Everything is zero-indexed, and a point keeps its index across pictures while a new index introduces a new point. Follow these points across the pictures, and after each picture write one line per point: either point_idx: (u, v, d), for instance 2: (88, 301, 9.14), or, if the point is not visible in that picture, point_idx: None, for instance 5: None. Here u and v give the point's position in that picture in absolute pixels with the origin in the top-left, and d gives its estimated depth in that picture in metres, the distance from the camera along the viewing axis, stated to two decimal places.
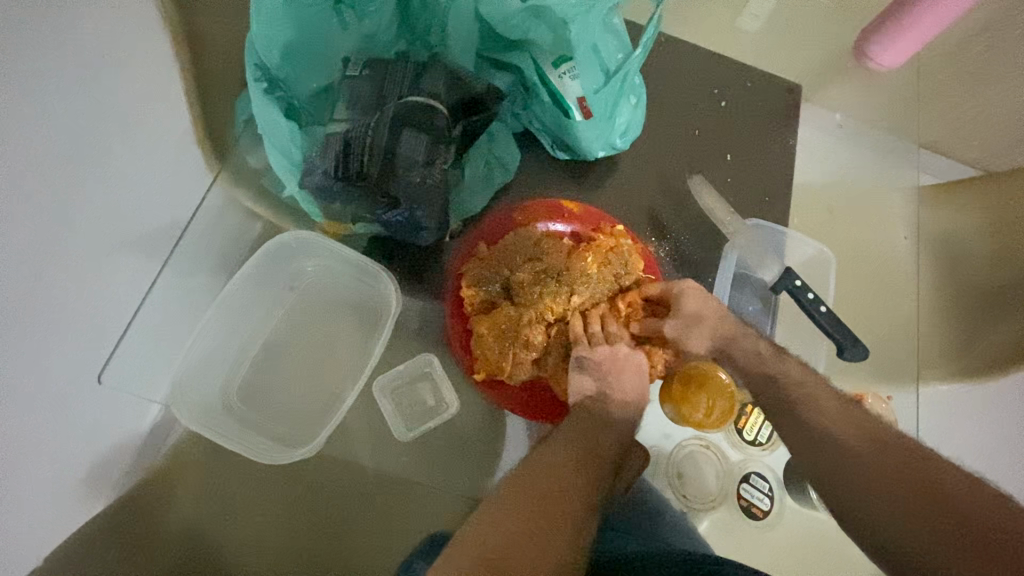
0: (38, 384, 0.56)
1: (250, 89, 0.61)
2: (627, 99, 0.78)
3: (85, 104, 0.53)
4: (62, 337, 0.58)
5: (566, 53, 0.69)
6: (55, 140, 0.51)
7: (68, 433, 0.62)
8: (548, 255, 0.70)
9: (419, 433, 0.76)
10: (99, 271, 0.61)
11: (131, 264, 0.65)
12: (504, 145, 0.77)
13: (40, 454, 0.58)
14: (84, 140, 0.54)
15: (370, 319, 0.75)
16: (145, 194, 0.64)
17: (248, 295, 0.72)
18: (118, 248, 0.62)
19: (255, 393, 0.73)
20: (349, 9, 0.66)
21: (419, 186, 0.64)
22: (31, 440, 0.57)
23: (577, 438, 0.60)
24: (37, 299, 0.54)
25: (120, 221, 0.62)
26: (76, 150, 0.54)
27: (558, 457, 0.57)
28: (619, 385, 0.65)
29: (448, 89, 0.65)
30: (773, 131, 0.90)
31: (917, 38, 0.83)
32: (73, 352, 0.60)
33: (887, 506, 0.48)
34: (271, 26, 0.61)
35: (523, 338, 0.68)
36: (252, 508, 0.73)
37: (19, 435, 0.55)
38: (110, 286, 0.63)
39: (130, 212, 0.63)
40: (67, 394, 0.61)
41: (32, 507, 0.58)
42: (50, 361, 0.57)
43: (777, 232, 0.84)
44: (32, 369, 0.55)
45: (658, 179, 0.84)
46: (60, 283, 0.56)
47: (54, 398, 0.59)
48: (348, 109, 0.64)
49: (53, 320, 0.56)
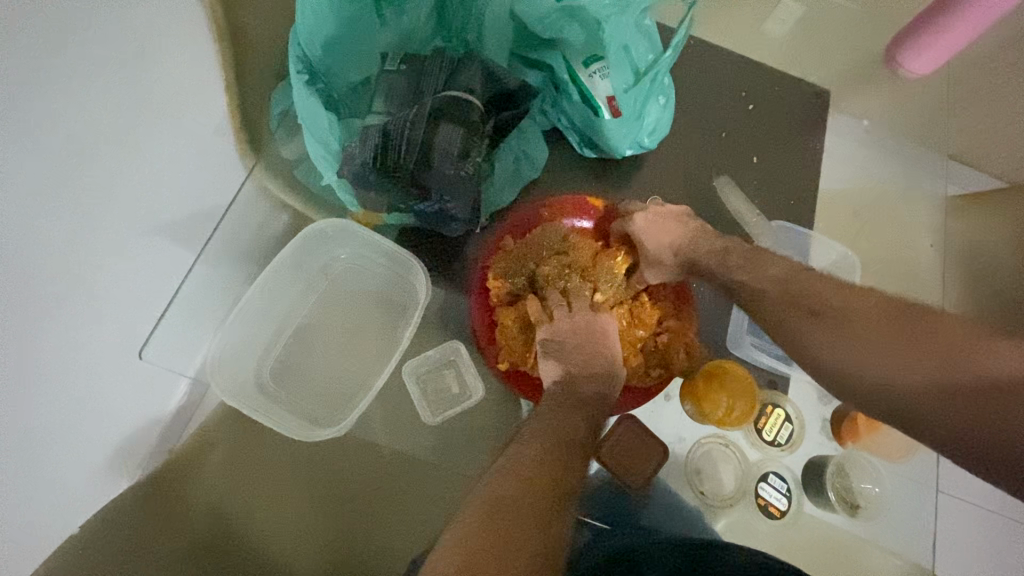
0: (68, 343, 0.60)
1: (291, 79, 0.62)
2: (656, 99, 0.79)
3: (122, 94, 0.56)
4: (93, 303, 0.62)
5: (598, 52, 0.72)
6: (85, 119, 0.53)
7: (92, 393, 0.66)
8: (573, 250, 0.73)
9: (444, 417, 0.77)
10: (131, 250, 0.65)
11: (159, 244, 0.69)
12: (534, 141, 0.78)
13: (69, 417, 0.64)
14: (120, 115, 0.57)
15: (399, 309, 0.77)
16: (175, 181, 0.68)
17: (284, 279, 0.74)
18: (149, 229, 0.67)
19: (287, 374, 0.75)
20: (388, 6, 0.69)
21: (453, 178, 0.66)
22: (52, 396, 0.60)
23: (559, 433, 0.59)
24: (69, 274, 0.58)
25: (151, 204, 0.65)
26: (112, 124, 0.56)
27: (532, 446, 0.57)
28: (590, 356, 0.66)
29: (483, 84, 0.67)
30: (801, 136, 0.90)
31: (954, 44, 0.83)
32: (101, 317, 0.64)
33: (921, 396, 0.51)
34: (316, 18, 0.63)
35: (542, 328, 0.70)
36: (277, 484, 0.73)
37: (53, 400, 0.60)
38: (139, 260, 0.67)
39: (161, 197, 0.66)
40: (91, 356, 0.65)
41: (60, 466, 0.64)
42: (79, 322, 0.61)
43: (803, 234, 0.84)
44: (59, 329, 0.59)
45: (684, 179, 0.85)
46: (87, 261, 0.60)
47: (81, 359, 0.63)
48: (385, 101, 0.67)
49: (83, 293, 0.60)
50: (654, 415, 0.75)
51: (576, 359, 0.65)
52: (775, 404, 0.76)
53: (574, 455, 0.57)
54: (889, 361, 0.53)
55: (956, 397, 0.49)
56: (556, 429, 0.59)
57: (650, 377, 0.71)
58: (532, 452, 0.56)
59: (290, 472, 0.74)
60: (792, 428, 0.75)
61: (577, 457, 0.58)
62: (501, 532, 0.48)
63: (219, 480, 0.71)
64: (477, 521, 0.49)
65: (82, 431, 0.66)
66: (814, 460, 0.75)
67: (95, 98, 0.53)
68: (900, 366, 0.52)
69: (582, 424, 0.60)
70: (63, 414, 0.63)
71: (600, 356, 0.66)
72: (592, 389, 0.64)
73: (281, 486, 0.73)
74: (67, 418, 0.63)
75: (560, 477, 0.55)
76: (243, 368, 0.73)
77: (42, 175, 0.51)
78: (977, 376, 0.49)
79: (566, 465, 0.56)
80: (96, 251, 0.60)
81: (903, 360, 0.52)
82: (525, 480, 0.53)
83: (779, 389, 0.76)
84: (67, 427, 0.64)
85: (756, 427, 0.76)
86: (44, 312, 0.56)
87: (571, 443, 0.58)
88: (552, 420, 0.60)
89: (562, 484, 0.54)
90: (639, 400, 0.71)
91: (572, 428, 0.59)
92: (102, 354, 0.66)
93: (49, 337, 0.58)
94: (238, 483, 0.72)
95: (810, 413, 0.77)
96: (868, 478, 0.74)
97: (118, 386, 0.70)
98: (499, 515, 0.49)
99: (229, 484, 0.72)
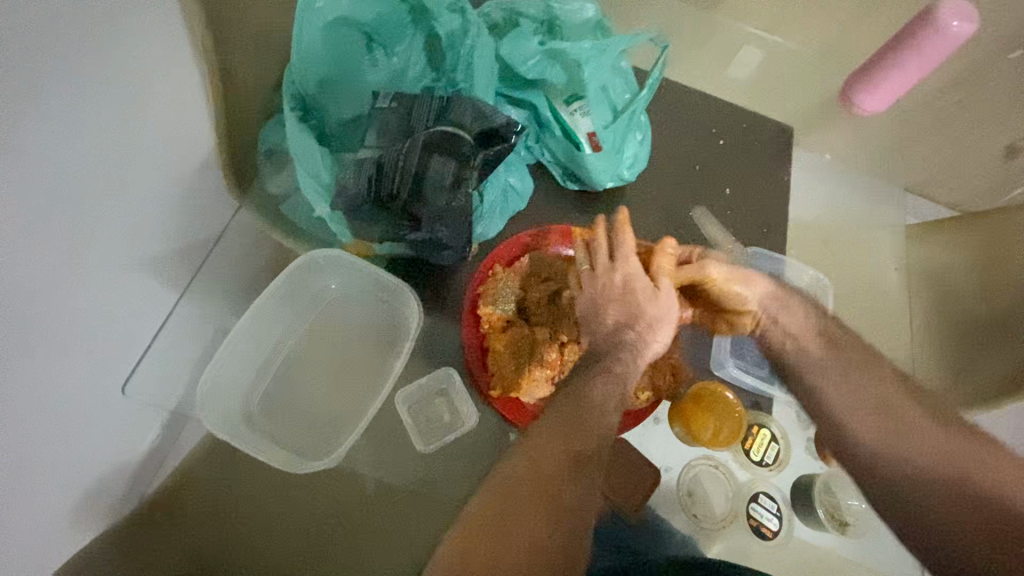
0: (41, 378, 0.60)
1: (284, 115, 0.67)
2: (633, 135, 0.84)
3: (103, 135, 0.58)
4: (68, 331, 0.61)
5: (578, 92, 0.79)
6: (61, 159, 0.54)
7: (64, 430, 0.64)
8: (559, 277, 0.76)
9: (435, 446, 0.75)
10: (110, 287, 0.66)
11: (139, 282, 0.70)
12: (518, 173, 0.81)
13: (48, 458, 0.63)
14: (99, 143, 0.58)
15: (388, 338, 0.78)
16: (153, 217, 0.69)
17: (276, 308, 0.75)
18: (128, 265, 0.67)
19: (276, 405, 0.74)
20: (380, 48, 0.74)
21: (444, 209, 0.68)
22: (28, 438, 0.60)
23: (576, 401, 0.59)
24: (44, 310, 0.57)
25: (129, 241, 0.66)
26: (94, 152, 0.57)
27: (548, 419, 0.57)
28: (604, 318, 0.67)
29: (473, 119, 0.70)
30: (770, 167, 0.95)
31: (903, 82, 0.90)
32: (75, 349, 0.63)
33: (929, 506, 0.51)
34: (308, 57, 0.68)
35: (535, 342, 0.74)
36: (264, 505, 0.72)
37: (28, 442, 0.60)
38: (115, 290, 0.67)
39: (139, 234, 0.67)
40: (64, 389, 0.63)
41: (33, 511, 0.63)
42: (53, 350, 0.60)
43: (778, 260, 0.87)
44: (32, 357, 0.58)
45: (662, 210, 0.88)
46: (63, 296, 0.59)
47: (57, 396, 0.62)
48: (378, 136, 0.70)
49: (62, 331, 0.61)
50: (644, 438, 0.76)
51: (596, 322, 0.68)
52: (761, 425, 0.76)
53: (586, 428, 0.56)
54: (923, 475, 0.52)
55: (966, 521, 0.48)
56: (573, 391, 0.60)
57: (640, 400, 0.71)
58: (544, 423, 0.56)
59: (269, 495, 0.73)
60: (779, 448, 0.76)
61: (596, 414, 0.58)
62: (497, 520, 0.49)
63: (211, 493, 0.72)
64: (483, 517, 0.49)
65: (51, 469, 0.64)
66: (802, 479, 0.76)
67: (78, 126, 0.55)
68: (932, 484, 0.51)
69: (601, 394, 0.59)
70: (32, 450, 0.61)
71: (608, 317, 0.67)
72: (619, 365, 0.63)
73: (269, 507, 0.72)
74: (34, 454, 0.61)
75: (571, 451, 0.54)
76: (229, 403, 0.72)
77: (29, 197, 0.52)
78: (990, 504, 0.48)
79: (578, 436, 0.55)
80: (74, 287, 0.61)
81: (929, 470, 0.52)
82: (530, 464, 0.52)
83: (762, 409, 0.75)
84: (35, 465, 0.61)
85: (744, 449, 0.76)
86: (17, 338, 0.55)
87: (587, 409, 0.58)
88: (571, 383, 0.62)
89: (577, 446, 0.54)
90: (633, 423, 0.71)
91: (586, 398, 0.59)
92: (78, 389, 0.65)
93: (24, 377, 0.57)
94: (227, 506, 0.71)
95: (795, 434, 0.78)
96: (854, 495, 0.75)
97: (91, 423, 0.68)
98: (501, 501, 0.50)
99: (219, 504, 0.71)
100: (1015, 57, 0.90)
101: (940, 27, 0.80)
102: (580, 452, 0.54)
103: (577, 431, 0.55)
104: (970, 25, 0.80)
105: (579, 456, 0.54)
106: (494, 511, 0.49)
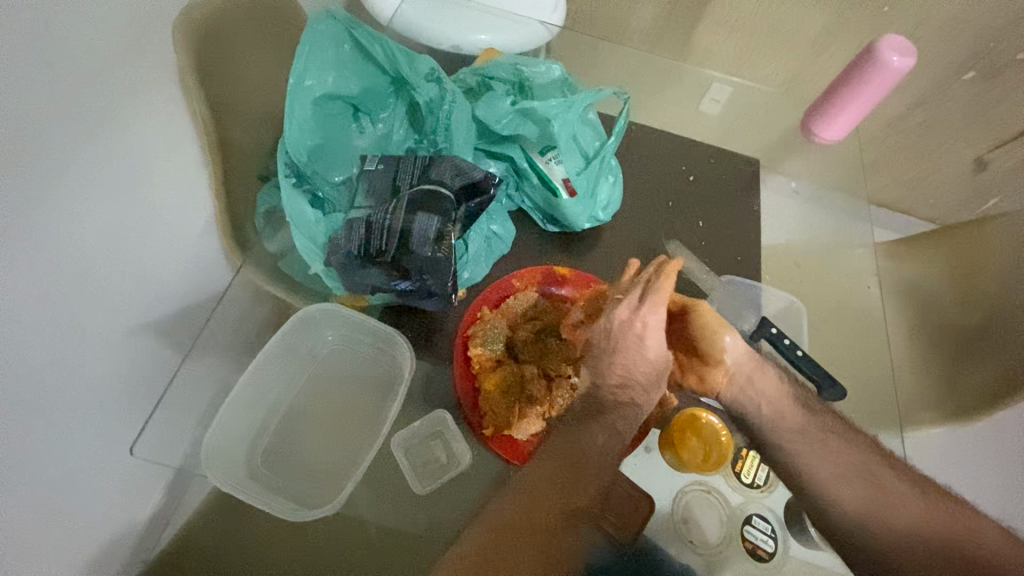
0: (55, 432, 0.64)
1: (279, 182, 0.75)
2: (606, 178, 0.90)
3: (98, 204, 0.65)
4: (74, 386, 0.66)
5: (551, 143, 0.85)
6: (66, 231, 0.61)
7: (67, 482, 0.67)
8: (545, 315, 0.81)
9: (431, 488, 0.74)
10: (115, 344, 0.71)
11: (143, 339, 0.75)
12: (501, 221, 0.88)
13: (57, 513, 0.66)
14: (90, 203, 0.64)
15: (383, 384, 0.81)
16: (150, 275, 0.75)
17: (275, 362, 0.79)
18: (132, 322, 0.73)
19: (278, 458, 0.77)
20: (365, 117, 0.84)
21: (430, 260, 0.72)
22: (41, 491, 0.64)
23: (575, 451, 0.63)
24: (59, 366, 0.63)
25: (129, 300, 0.72)
26: (86, 210, 0.64)
27: (545, 475, 0.61)
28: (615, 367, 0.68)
29: (453, 177, 0.75)
30: (740, 198, 1.01)
31: (855, 112, 0.96)
32: (87, 404, 0.68)
33: (888, 528, 0.58)
34: (302, 131, 0.77)
35: (518, 377, 0.77)
36: (267, 542, 0.76)
37: (41, 494, 0.64)
38: (116, 345, 0.71)
39: (138, 294, 0.73)
40: (69, 442, 0.67)
41: (42, 564, 0.66)
42: (60, 403, 0.64)
43: (753, 286, 0.92)
44: (41, 410, 0.62)
45: (640, 245, 0.93)
46: (76, 352, 0.65)
47: (68, 451, 0.67)
48: (366, 197, 0.77)
49: (75, 386, 0.66)
50: (639, 467, 0.78)
51: (607, 371, 0.68)
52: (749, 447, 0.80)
53: (585, 478, 0.61)
54: (899, 514, 0.59)
55: (914, 546, 0.57)
56: (576, 444, 0.63)
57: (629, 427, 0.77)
58: (540, 482, 0.60)
59: (269, 538, 0.76)
60: (768, 468, 0.79)
61: (593, 470, 0.62)
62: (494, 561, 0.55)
63: (221, 537, 0.77)
64: (480, 547, 0.57)
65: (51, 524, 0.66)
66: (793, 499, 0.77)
67: (74, 200, 0.62)
68: (898, 518, 0.58)
69: (600, 444, 0.63)
70: (34, 502, 0.63)
71: (620, 368, 0.67)
72: (622, 415, 0.66)
73: (271, 543, 0.76)
74: (37, 506, 0.63)
75: (567, 504, 0.59)
76: (233, 457, 0.75)
77: (43, 254, 0.59)
78: (933, 543, 0.56)
79: (576, 490, 0.60)
80: (86, 344, 0.66)
81: (901, 511, 0.59)
82: (527, 509, 0.59)
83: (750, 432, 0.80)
84: (36, 518, 0.64)
85: (735, 472, 0.79)
86: (29, 388, 0.60)
87: (584, 462, 0.62)
88: (572, 433, 0.65)
89: (572, 504, 0.59)
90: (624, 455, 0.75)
91: (585, 447, 0.63)
92: (88, 443, 0.70)
93: (42, 429, 0.62)
94: (232, 546, 0.77)
95: None
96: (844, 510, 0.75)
97: (94, 481, 0.71)
98: (501, 540, 0.57)
99: (227, 548, 0.77)
100: (968, 78, 1.04)
101: (880, 62, 0.87)
102: (575, 511, 0.59)
103: (574, 485, 0.60)
104: (909, 59, 0.87)
105: (571, 512, 0.59)
106: (486, 556, 0.56)
